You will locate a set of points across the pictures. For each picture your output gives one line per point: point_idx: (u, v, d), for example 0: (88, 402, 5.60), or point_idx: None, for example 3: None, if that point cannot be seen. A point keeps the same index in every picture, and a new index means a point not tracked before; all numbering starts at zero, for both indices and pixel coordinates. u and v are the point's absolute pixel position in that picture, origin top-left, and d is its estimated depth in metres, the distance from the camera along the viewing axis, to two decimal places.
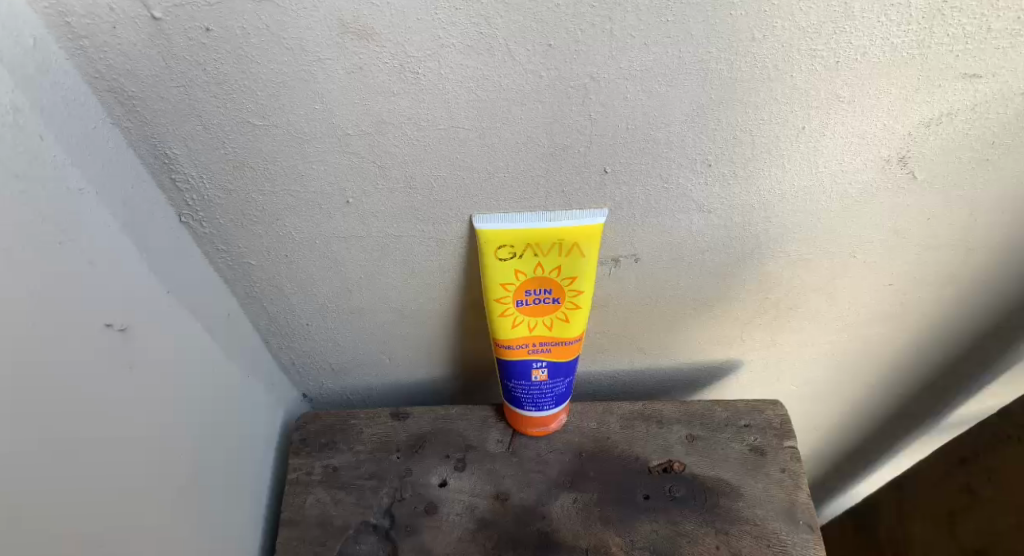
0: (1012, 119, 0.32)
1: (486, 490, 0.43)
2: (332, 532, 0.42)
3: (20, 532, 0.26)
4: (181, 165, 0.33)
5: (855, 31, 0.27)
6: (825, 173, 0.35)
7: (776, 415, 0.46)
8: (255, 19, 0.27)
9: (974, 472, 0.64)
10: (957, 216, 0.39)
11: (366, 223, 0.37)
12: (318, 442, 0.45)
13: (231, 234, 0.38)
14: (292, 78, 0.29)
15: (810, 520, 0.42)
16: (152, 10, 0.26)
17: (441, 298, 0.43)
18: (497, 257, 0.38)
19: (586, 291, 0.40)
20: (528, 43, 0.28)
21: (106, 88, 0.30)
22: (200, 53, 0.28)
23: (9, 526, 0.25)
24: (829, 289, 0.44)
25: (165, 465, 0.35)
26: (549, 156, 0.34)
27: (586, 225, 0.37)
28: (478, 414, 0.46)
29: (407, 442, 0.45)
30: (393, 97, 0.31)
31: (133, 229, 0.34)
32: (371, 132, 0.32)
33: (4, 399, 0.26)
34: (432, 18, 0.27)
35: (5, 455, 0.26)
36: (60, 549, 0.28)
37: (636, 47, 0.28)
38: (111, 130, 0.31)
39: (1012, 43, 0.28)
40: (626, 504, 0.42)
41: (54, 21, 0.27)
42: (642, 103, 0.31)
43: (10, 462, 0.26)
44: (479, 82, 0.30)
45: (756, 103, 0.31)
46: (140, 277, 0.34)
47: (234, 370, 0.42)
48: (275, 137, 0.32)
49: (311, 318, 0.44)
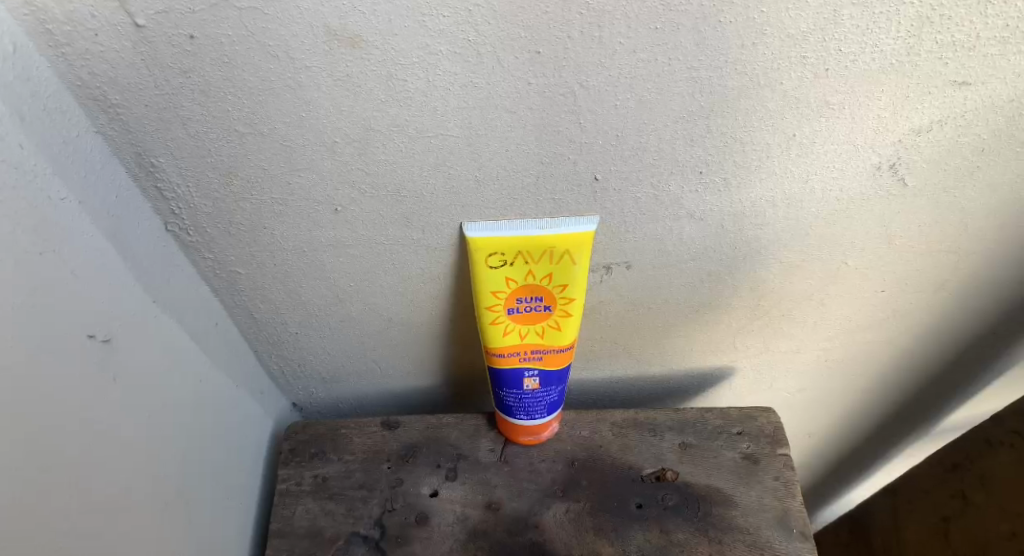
0: (1003, 126, 0.32)
1: (477, 500, 0.45)
2: (322, 543, 0.43)
3: (17, 531, 0.26)
4: (167, 174, 0.31)
5: (844, 38, 0.27)
6: (817, 181, 0.34)
7: (769, 422, 0.48)
8: (239, 25, 0.25)
9: (969, 479, 0.65)
10: (949, 224, 0.39)
11: (354, 231, 0.36)
12: (307, 452, 0.47)
13: (219, 242, 0.36)
14: (279, 86, 0.28)
15: (803, 528, 0.43)
16: (135, 18, 0.24)
17: (431, 305, 0.42)
18: (487, 266, 0.36)
19: (578, 298, 0.39)
20: (516, 51, 0.26)
21: (88, 97, 0.28)
22: (185, 61, 0.26)
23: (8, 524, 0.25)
24: (820, 297, 0.44)
25: (153, 471, 0.35)
26: (538, 164, 0.32)
27: (576, 233, 0.35)
28: (469, 423, 0.48)
29: (398, 451, 0.47)
30: (381, 105, 0.29)
31: (119, 239, 0.32)
32: (359, 140, 0.30)
33: (4, 397, 0.25)
34: (419, 26, 0.25)
35: (5, 456, 0.25)
36: (58, 550, 0.28)
37: (624, 56, 0.27)
38: (94, 139, 0.29)
39: (1002, 50, 0.28)
40: (618, 513, 0.44)
41: (36, 29, 0.25)
42: (630, 112, 0.30)
43: (10, 462, 0.26)
44: (468, 90, 0.28)
45: (746, 109, 0.30)
46: (127, 285, 0.33)
47: (228, 384, 0.43)
48: (263, 145, 0.30)
49: (300, 327, 0.44)
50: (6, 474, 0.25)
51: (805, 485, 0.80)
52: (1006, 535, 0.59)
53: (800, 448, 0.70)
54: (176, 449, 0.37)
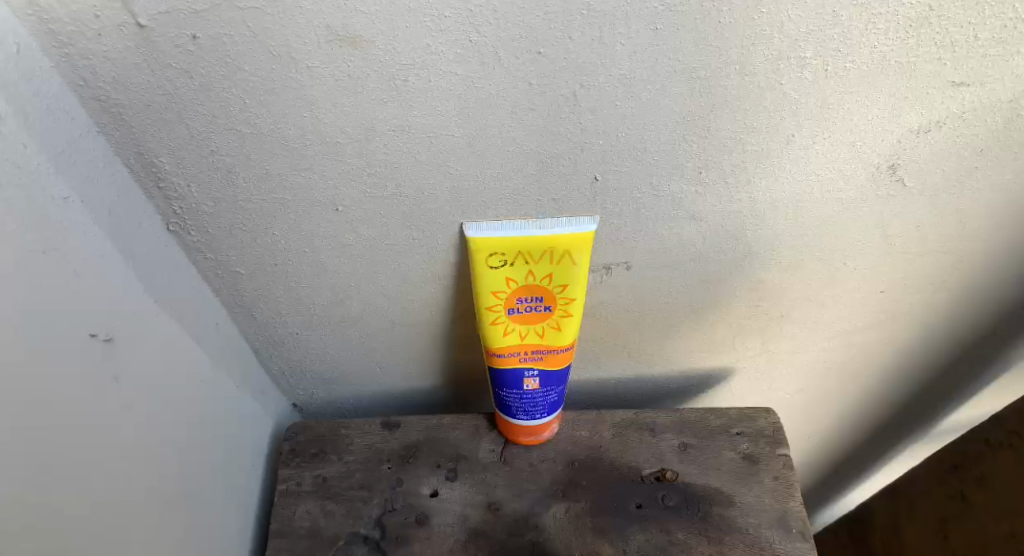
0: (1002, 126, 0.32)
1: (477, 500, 0.45)
2: (322, 543, 0.43)
3: (18, 530, 0.26)
4: (169, 174, 0.32)
5: (844, 39, 0.27)
6: (816, 181, 0.34)
7: (769, 423, 0.48)
8: (241, 26, 0.25)
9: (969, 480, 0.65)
10: (949, 224, 0.39)
11: (355, 232, 0.36)
12: (308, 452, 0.47)
13: (221, 243, 0.36)
14: (280, 87, 0.28)
15: (803, 528, 0.43)
16: (138, 18, 0.25)
17: (432, 305, 0.42)
18: (487, 266, 0.36)
19: (578, 298, 0.39)
20: (517, 51, 0.27)
21: (92, 97, 0.28)
22: (187, 61, 0.26)
23: (8, 523, 0.25)
24: (819, 298, 0.45)
25: (154, 471, 0.35)
26: (539, 164, 0.32)
27: (576, 233, 0.35)
28: (469, 424, 0.48)
29: (398, 451, 0.47)
30: (382, 105, 0.29)
31: (120, 238, 0.32)
32: (360, 139, 0.30)
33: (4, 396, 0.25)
34: (420, 26, 0.25)
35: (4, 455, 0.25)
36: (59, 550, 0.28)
37: (624, 57, 0.27)
38: (97, 139, 0.29)
39: (1000, 51, 0.28)
40: (618, 513, 0.44)
41: (39, 29, 0.25)
42: (631, 112, 0.30)
43: (10, 462, 0.26)
44: (469, 90, 0.28)
45: (747, 109, 0.30)
46: (128, 285, 0.33)
47: (228, 384, 0.43)
48: (264, 145, 0.30)
49: (301, 327, 0.44)
50: (5, 474, 0.25)
51: (805, 487, 0.80)
52: (1006, 535, 0.61)
53: (799, 448, 0.70)
54: (176, 449, 0.37)
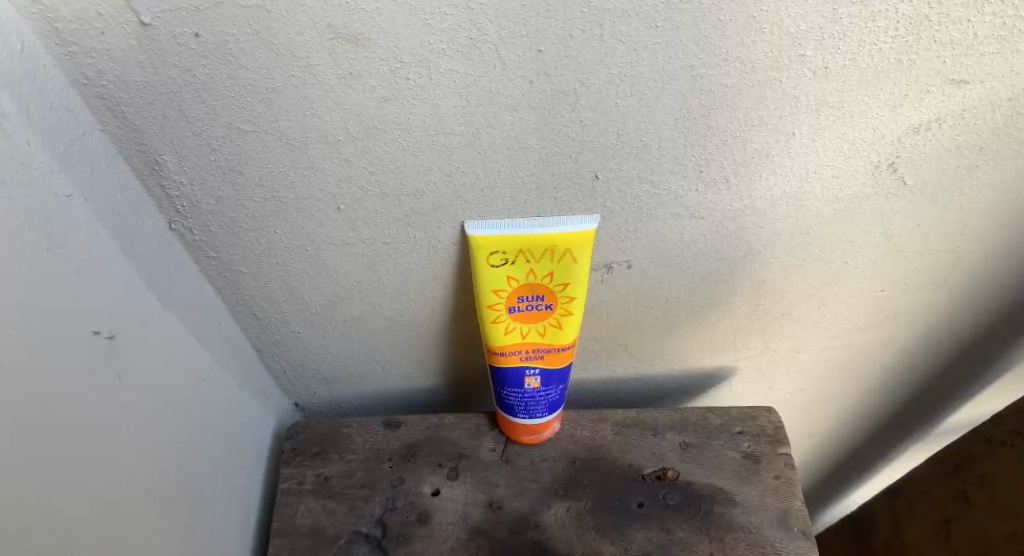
0: (1002, 124, 0.32)
1: (478, 499, 0.45)
2: (324, 541, 0.44)
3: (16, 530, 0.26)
4: (172, 172, 0.32)
5: (843, 36, 0.27)
6: (817, 179, 0.34)
7: (770, 422, 0.48)
8: (244, 24, 0.25)
9: (970, 479, 0.65)
10: (949, 223, 0.39)
11: (356, 230, 0.36)
12: (309, 451, 0.47)
13: (223, 241, 0.36)
14: (281, 85, 0.28)
15: (804, 527, 0.43)
16: (141, 16, 0.25)
17: (433, 304, 0.42)
18: (488, 265, 0.37)
19: (579, 297, 0.39)
20: (517, 49, 0.27)
21: (95, 95, 0.28)
22: (189, 59, 0.26)
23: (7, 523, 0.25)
24: (819, 297, 0.45)
25: (154, 471, 0.35)
26: (540, 162, 0.32)
27: (577, 232, 0.35)
28: (471, 423, 0.48)
29: (400, 450, 0.47)
30: (383, 104, 0.29)
31: (122, 236, 0.32)
32: (361, 138, 0.30)
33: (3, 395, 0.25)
34: (420, 24, 0.26)
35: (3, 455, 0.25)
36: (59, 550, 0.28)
37: (624, 55, 0.27)
38: (100, 137, 0.29)
39: (1000, 48, 0.28)
40: (619, 513, 0.44)
41: (43, 28, 0.25)
42: (631, 111, 0.30)
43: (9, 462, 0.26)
44: (469, 87, 0.28)
45: (747, 107, 0.30)
46: (129, 284, 0.33)
47: (230, 383, 0.43)
48: (266, 143, 0.30)
49: (302, 326, 0.44)
50: (4, 475, 0.25)
51: (805, 488, 0.80)
52: (1006, 534, 0.59)
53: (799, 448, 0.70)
54: (176, 449, 0.37)
